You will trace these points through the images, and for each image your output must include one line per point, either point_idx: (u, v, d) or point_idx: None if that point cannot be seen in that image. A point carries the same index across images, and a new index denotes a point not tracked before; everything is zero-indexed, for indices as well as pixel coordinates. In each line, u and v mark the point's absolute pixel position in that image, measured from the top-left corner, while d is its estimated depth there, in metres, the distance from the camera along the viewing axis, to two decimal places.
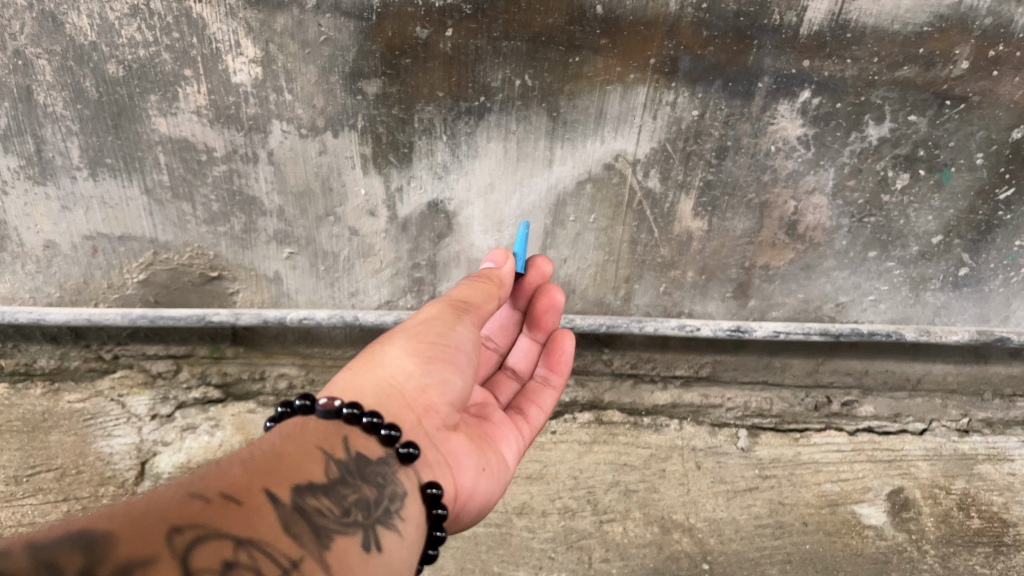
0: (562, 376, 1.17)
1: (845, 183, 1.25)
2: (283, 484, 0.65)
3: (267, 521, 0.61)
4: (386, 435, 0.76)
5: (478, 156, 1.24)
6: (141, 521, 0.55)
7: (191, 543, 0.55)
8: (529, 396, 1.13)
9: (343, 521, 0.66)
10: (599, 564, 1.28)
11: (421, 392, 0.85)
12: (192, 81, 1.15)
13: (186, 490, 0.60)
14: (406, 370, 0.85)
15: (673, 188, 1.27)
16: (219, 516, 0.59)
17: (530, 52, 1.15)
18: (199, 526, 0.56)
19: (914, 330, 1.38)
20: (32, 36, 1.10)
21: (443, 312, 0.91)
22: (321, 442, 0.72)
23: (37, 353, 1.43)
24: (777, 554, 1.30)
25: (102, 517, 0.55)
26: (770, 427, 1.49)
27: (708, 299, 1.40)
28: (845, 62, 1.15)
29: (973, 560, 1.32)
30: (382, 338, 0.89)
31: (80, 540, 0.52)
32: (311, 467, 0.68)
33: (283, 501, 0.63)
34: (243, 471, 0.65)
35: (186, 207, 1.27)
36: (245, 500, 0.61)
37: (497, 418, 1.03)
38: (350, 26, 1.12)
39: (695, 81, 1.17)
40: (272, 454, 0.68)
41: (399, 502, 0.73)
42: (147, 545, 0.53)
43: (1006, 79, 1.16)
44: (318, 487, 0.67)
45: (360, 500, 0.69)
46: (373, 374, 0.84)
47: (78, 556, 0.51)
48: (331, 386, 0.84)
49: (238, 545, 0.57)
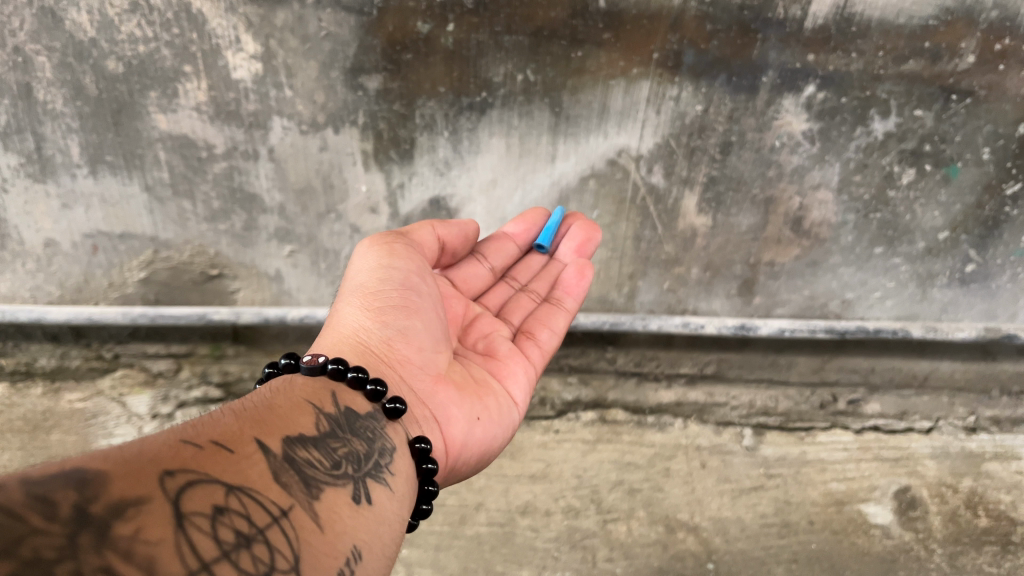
0: (576, 300, 1.13)
1: (850, 178, 1.24)
2: (273, 435, 0.62)
3: (258, 469, 0.58)
4: (371, 390, 0.76)
5: (480, 152, 1.23)
6: (131, 462, 0.50)
7: (184, 486, 0.51)
8: (539, 317, 1.09)
9: (333, 473, 0.64)
10: (602, 564, 1.25)
11: (387, 345, 0.85)
12: (193, 77, 1.14)
13: (175, 437, 0.56)
14: (363, 327, 0.85)
15: (676, 183, 1.26)
16: (210, 461, 0.55)
17: (532, 46, 1.14)
18: (191, 470, 0.52)
19: (921, 327, 1.37)
20: (32, 32, 1.10)
21: (376, 260, 0.90)
22: (310, 397, 0.71)
23: (37, 353, 1.44)
24: (782, 553, 1.27)
25: (88, 456, 0.49)
26: (775, 425, 1.48)
27: (712, 296, 1.38)
28: (850, 55, 1.14)
29: (980, 558, 1.28)
30: (333, 302, 0.90)
31: (68, 476, 0.46)
32: (301, 421, 0.67)
33: (273, 452, 0.61)
34: (233, 422, 0.62)
35: (186, 204, 1.26)
36: (236, 448, 0.58)
37: (504, 352, 1.01)
38: (350, 21, 1.11)
39: (698, 76, 1.16)
40: (262, 407, 0.66)
41: (388, 457, 0.73)
42: (140, 485, 0.48)
43: (1013, 72, 1.15)
44: (307, 439, 0.65)
45: (350, 453, 0.68)
46: (331, 336, 0.84)
47: (69, 490, 0.45)
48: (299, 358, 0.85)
49: (230, 491, 0.53)
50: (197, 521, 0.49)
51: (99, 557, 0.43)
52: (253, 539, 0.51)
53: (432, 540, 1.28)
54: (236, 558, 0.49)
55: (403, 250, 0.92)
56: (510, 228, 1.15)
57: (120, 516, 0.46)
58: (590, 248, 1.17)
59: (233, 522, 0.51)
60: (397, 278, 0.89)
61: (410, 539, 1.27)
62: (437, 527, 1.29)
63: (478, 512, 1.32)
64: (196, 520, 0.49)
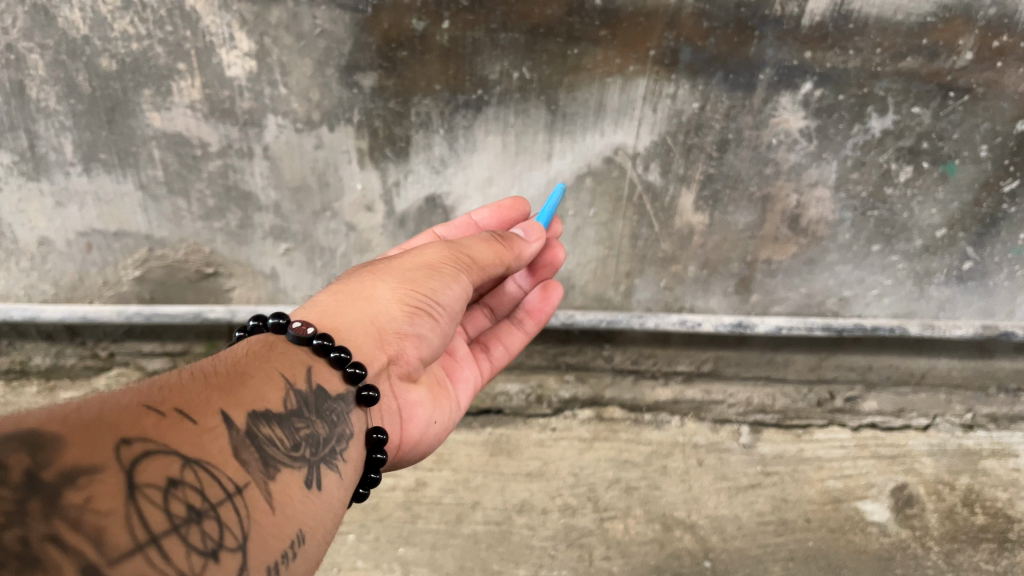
0: (537, 324, 1.16)
1: (847, 176, 1.24)
2: (239, 408, 0.62)
3: (218, 444, 0.57)
4: (351, 372, 0.77)
5: (476, 150, 1.22)
6: (88, 425, 0.50)
7: (141, 457, 0.51)
8: (497, 333, 1.14)
9: (292, 454, 0.65)
10: (599, 562, 1.25)
11: (399, 340, 0.85)
12: (186, 75, 1.14)
13: (139, 400, 0.55)
14: (389, 315, 0.85)
15: (673, 181, 1.26)
16: (171, 432, 0.55)
17: (529, 43, 1.13)
18: (150, 440, 0.52)
19: (918, 324, 1.37)
20: (24, 29, 1.09)
21: (439, 266, 0.90)
22: (284, 369, 0.71)
23: (32, 351, 1.43)
24: (779, 551, 1.27)
25: (43, 416, 0.49)
26: (772, 423, 1.48)
27: (710, 293, 1.38)
28: (848, 53, 1.13)
29: (977, 555, 1.28)
30: (378, 274, 0.88)
31: (22, 438, 0.46)
32: (270, 395, 0.66)
33: (236, 426, 0.60)
34: (201, 388, 0.61)
35: (181, 202, 1.25)
36: (199, 419, 0.58)
37: (461, 354, 1.06)
38: (345, 18, 1.10)
39: (695, 73, 1.15)
40: (233, 375, 0.66)
41: (345, 443, 0.73)
42: (95, 453, 0.48)
43: (1011, 70, 1.14)
44: (273, 416, 0.65)
45: (312, 435, 0.69)
46: (358, 310, 0.83)
47: (21, 454, 0.45)
48: (313, 305, 0.84)
49: (187, 464, 0.53)
50: (150, 494, 0.49)
51: (47, 524, 0.43)
52: (203, 514, 0.52)
53: (429, 539, 1.28)
54: (185, 533, 0.50)
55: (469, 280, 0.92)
56: (477, 215, 1.12)
57: (72, 483, 0.46)
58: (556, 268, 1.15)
59: (186, 496, 0.52)
60: (448, 297, 0.89)
61: (407, 538, 1.28)
62: (434, 526, 1.29)
63: (474, 510, 1.32)
64: (148, 493, 0.49)
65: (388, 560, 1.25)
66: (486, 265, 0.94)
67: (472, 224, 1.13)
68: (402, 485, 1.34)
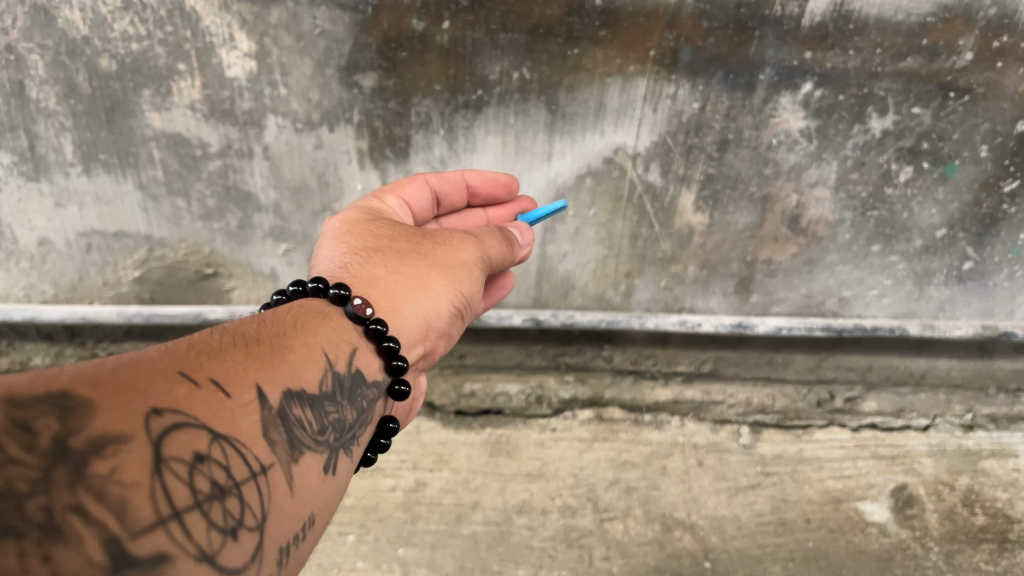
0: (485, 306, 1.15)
1: (847, 176, 1.24)
2: (274, 385, 0.62)
3: (248, 421, 0.57)
4: (393, 364, 0.78)
5: (476, 151, 1.22)
6: (122, 392, 0.50)
7: (170, 430, 0.51)
8: None
9: (316, 438, 0.65)
10: (599, 563, 1.25)
11: (435, 336, 0.89)
12: (186, 75, 1.14)
13: (176, 367, 0.55)
14: (437, 314, 0.87)
15: (673, 181, 1.25)
16: (204, 404, 0.55)
17: (529, 44, 1.13)
18: (182, 412, 0.52)
19: (918, 325, 1.37)
20: (24, 30, 1.09)
21: (482, 269, 0.94)
22: (324, 348, 0.70)
23: (32, 351, 1.44)
24: (779, 551, 1.27)
25: (78, 377, 0.49)
26: (772, 423, 1.48)
27: (710, 294, 1.38)
28: (848, 54, 1.13)
29: (977, 556, 1.28)
30: (434, 264, 0.88)
31: (54, 401, 0.46)
32: (306, 374, 0.66)
33: (268, 403, 0.60)
34: (239, 359, 0.61)
35: (181, 202, 1.25)
36: (234, 394, 0.57)
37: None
38: (345, 18, 1.10)
39: (695, 74, 1.15)
40: (272, 347, 0.65)
41: (362, 429, 0.74)
42: (125, 422, 0.48)
43: (1011, 70, 1.14)
44: (306, 396, 0.65)
45: (338, 419, 0.69)
46: (413, 302, 0.84)
47: (51, 419, 0.45)
48: (370, 282, 0.82)
49: (215, 440, 0.53)
50: (176, 468, 0.49)
51: (71, 494, 0.43)
52: (226, 492, 0.52)
53: (429, 539, 1.28)
54: (207, 510, 0.50)
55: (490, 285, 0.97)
56: (471, 177, 1.11)
57: (99, 453, 0.46)
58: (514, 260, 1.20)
59: (211, 472, 0.52)
60: (477, 302, 0.94)
61: (406, 538, 1.28)
62: (433, 526, 1.29)
63: (474, 510, 1.32)
64: (175, 468, 0.49)
65: (388, 561, 1.25)
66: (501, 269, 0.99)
67: (462, 183, 1.11)
68: (402, 486, 1.34)
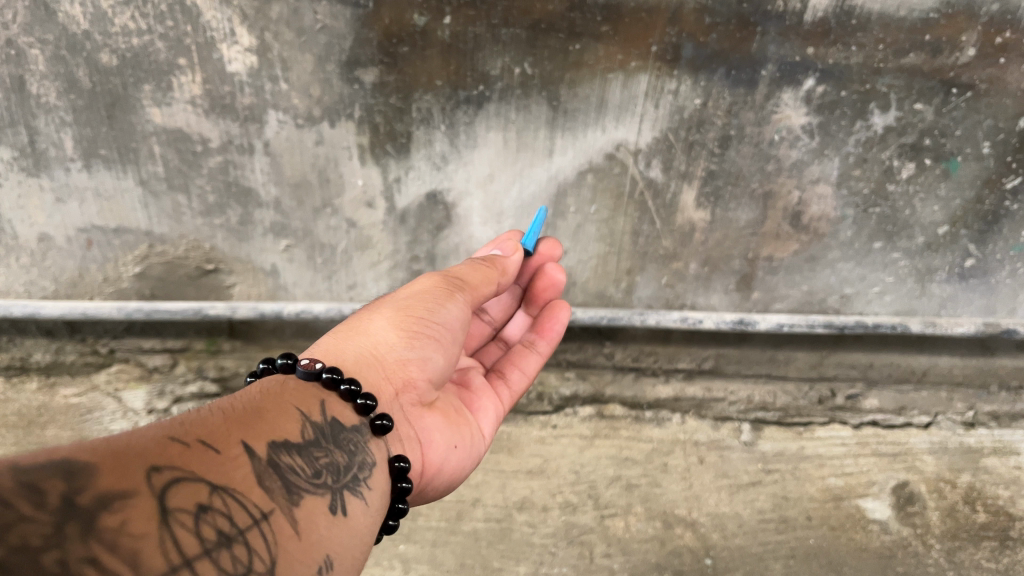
0: (551, 343, 1.17)
1: (849, 172, 1.23)
2: (260, 438, 0.63)
3: (242, 471, 0.58)
4: (362, 404, 0.76)
5: (477, 147, 1.22)
6: (120, 455, 0.52)
7: (170, 483, 0.52)
8: (511, 359, 1.14)
9: (314, 480, 0.65)
10: (600, 560, 1.25)
11: (402, 365, 0.86)
12: (187, 71, 1.14)
13: (165, 433, 0.57)
14: (388, 342, 0.86)
15: (675, 177, 1.25)
16: (196, 461, 0.56)
17: (530, 39, 1.13)
18: (178, 468, 0.54)
19: (920, 322, 1.36)
20: (25, 24, 1.09)
21: (438, 289, 0.92)
22: (301, 401, 0.71)
23: (32, 348, 1.44)
24: (780, 549, 1.27)
25: (76, 446, 0.51)
26: (773, 420, 1.48)
27: (710, 291, 1.38)
28: (851, 49, 1.13)
29: (979, 553, 1.28)
30: (378, 306, 0.91)
31: (58, 467, 0.48)
32: (289, 424, 0.67)
33: (259, 455, 0.61)
34: (221, 420, 0.62)
35: (181, 198, 1.25)
36: (223, 448, 0.59)
37: (478, 385, 1.06)
38: (346, 14, 1.10)
39: (698, 69, 1.15)
40: (253, 406, 0.67)
41: (367, 470, 0.73)
42: (127, 480, 0.50)
43: (1014, 66, 1.14)
44: (293, 444, 0.65)
45: (333, 462, 0.68)
46: (357, 341, 0.85)
47: (58, 480, 0.46)
48: (318, 342, 0.86)
49: (214, 491, 0.54)
50: (181, 517, 0.50)
51: (84, 547, 0.44)
52: (232, 539, 0.53)
53: (429, 536, 1.28)
54: (216, 557, 0.51)
55: (462, 301, 0.92)
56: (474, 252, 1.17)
57: (107, 508, 0.47)
58: (559, 291, 1.19)
59: (214, 521, 0.52)
60: (443, 319, 0.90)
61: (407, 535, 1.27)
62: (434, 523, 1.29)
63: (474, 507, 1.31)
64: (180, 519, 0.50)
65: (388, 558, 1.25)
66: (483, 286, 0.96)
67: None
68: None
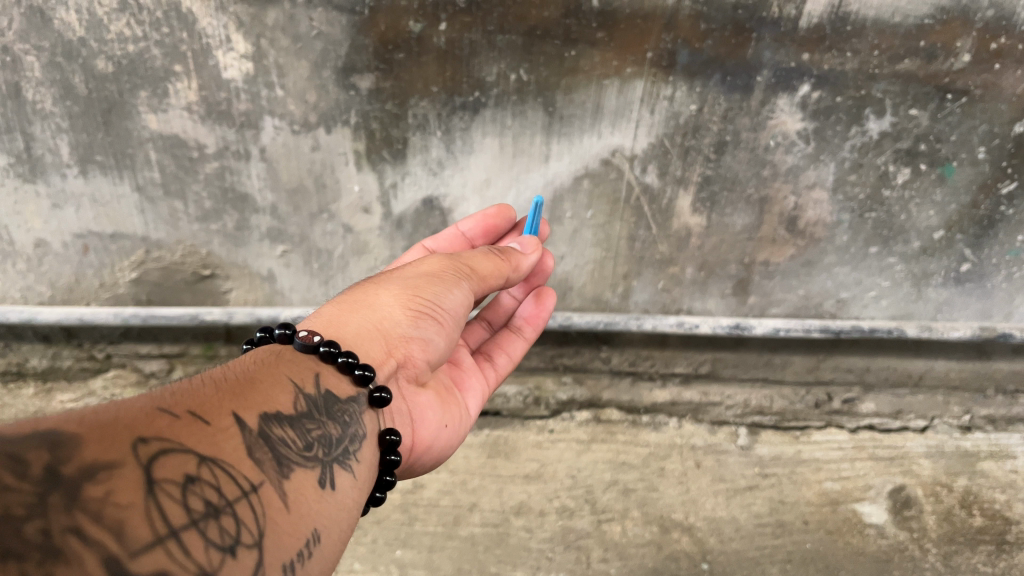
0: (536, 330, 1.18)
1: (845, 178, 1.24)
2: (251, 410, 0.62)
3: (232, 443, 0.57)
4: (359, 375, 0.76)
5: (474, 152, 1.22)
6: (104, 426, 0.50)
7: (158, 454, 0.50)
8: (498, 342, 1.15)
9: (305, 454, 0.64)
10: (597, 564, 1.25)
11: (404, 342, 0.86)
12: (183, 77, 1.14)
13: (151, 403, 0.55)
14: (394, 319, 0.86)
15: (671, 183, 1.25)
16: (185, 431, 0.54)
17: (526, 45, 1.13)
18: (166, 439, 0.52)
19: (916, 327, 1.37)
20: (20, 32, 1.09)
21: (447, 274, 0.92)
22: (293, 374, 0.71)
23: (29, 353, 1.44)
24: (777, 553, 1.27)
25: (60, 417, 0.48)
26: (770, 424, 1.49)
27: (707, 295, 1.38)
28: (846, 55, 1.13)
29: (975, 557, 1.28)
30: (384, 281, 0.90)
31: (41, 437, 0.45)
32: (280, 398, 0.66)
33: (249, 427, 0.60)
34: (211, 393, 0.61)
35: (177, 204, 1.25)
36: (213, 421, 0.58)
37: (468, 365, 1.07)
38: (341, 20, 1.10)
39: (693, 75, 1.15)
40: (243, 380, 0.65)
41: (357, 444, 0.73)
42: (113, 450, 0.48)
43: (1009, 72, 1.14)
44: (284, 417, 0.65)
45: (324, 436, 0.68)
46: (362, 315, 0.84)
47: (42, 452, 0.44)
48: (320, 312, 0.85)
49: (203, 462, 0.53)
50: (169, 488, 0.48)
51: (68, 517, 0.42)
52: (221, 510, 0.51)
53: (426, 541, 1.28)
54: (205, 528, 0.49)
55: (468, 289, 0.93)
56: (465, 225, 1.14)
57: (92, 478, 0.45)
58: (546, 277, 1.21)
59: (203, 492, 0.51)
60: (449, 303, 0.90)
61: (404, 539, 1.28)
62: (431, 527, 1.29)
63: (472, 512, 1.32)
64: (169, 488, 0.48)
65: (385, 563, 1.25)
66: (493, 277, 0.97)
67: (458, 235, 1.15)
68: (400, 487, 1.34)
